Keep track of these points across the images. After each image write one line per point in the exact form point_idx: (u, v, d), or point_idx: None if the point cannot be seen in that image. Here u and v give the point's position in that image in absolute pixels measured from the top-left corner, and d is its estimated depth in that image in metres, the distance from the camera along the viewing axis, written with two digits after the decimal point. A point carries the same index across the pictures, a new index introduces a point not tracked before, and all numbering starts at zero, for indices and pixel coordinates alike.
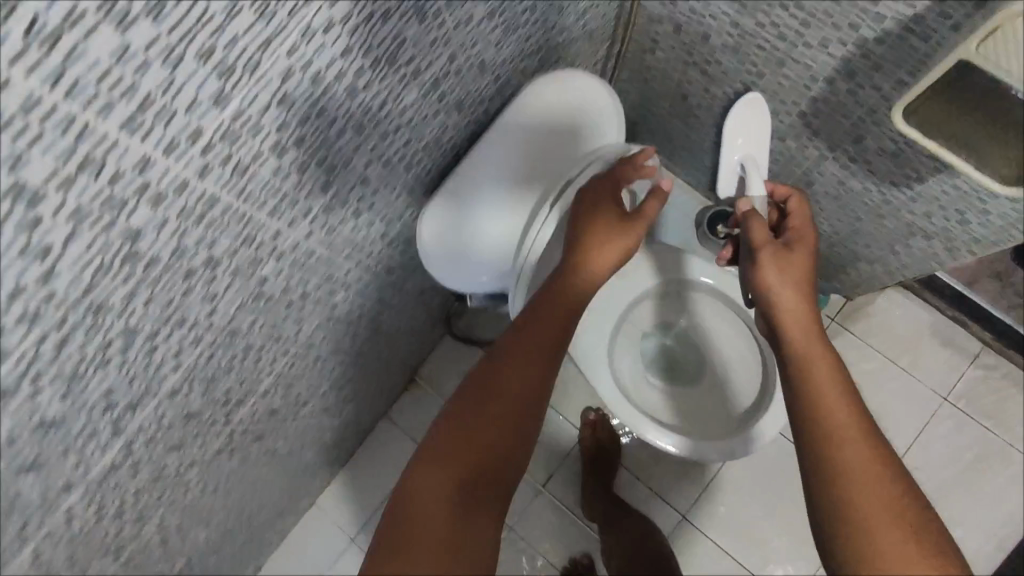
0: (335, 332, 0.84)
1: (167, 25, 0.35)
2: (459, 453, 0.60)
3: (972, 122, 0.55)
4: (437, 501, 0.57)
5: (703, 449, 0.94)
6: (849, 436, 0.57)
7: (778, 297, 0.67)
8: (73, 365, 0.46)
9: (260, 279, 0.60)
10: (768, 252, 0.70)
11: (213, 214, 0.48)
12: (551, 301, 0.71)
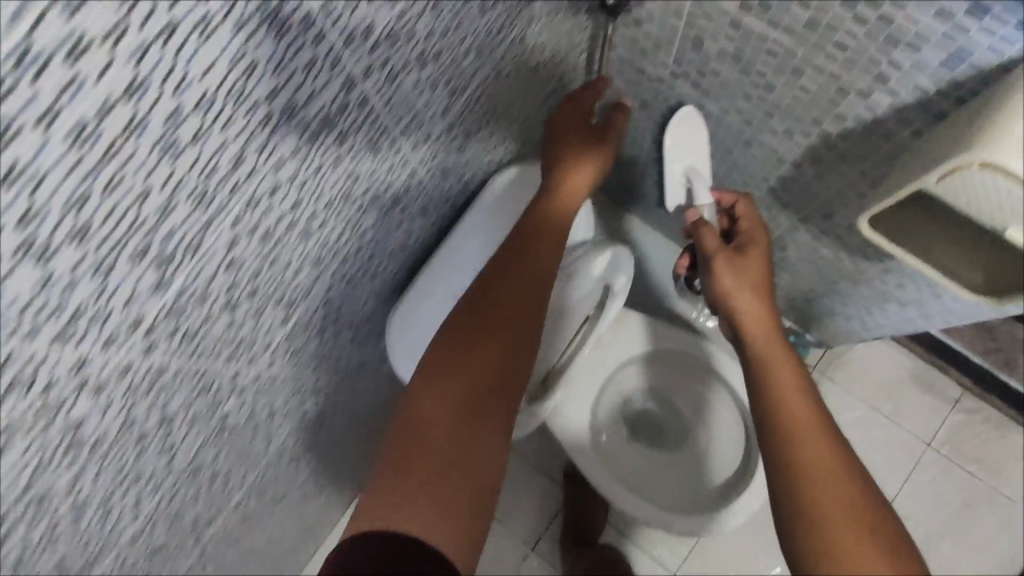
0: (309, 431, 0.82)
1: (94, 243, 0.33)
2: (461, 372, 0.54)
3: (949, 225, 0.54)
4: (437, 419, 0.52)
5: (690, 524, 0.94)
6: (815, 437, 0.58)
7: (734, 303, 0.67)
8: (18, 554, 0.44)
9: (222, 416, 0.58)
10: (721, 257, 0.69)
11: (163, 381, 0.46)
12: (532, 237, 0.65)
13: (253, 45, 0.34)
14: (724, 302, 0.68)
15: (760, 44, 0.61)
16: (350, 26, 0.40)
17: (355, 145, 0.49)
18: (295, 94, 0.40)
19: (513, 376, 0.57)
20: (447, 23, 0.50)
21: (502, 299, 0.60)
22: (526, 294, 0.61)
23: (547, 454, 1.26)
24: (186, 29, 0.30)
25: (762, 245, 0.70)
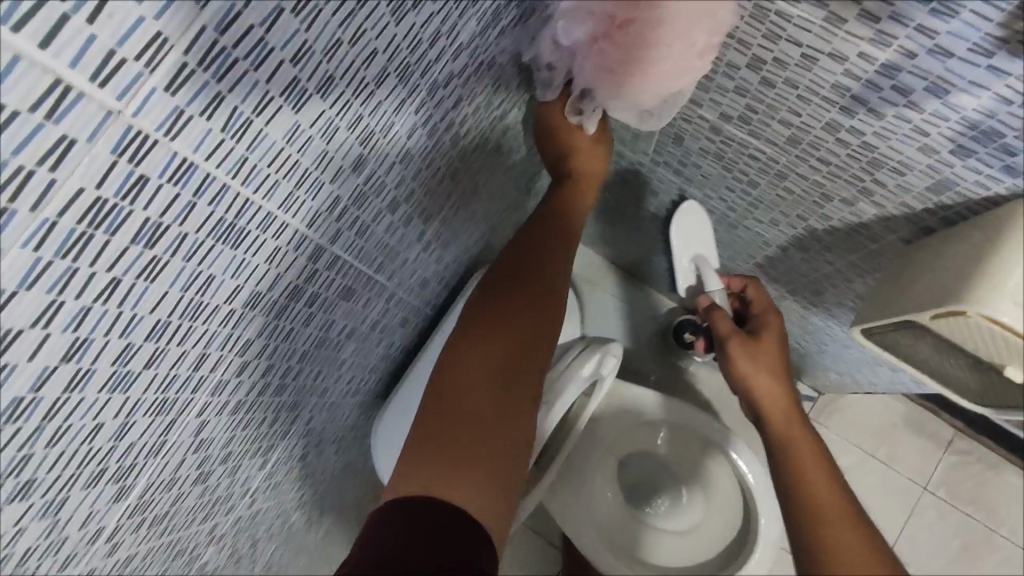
0: (296, 540, 0.79)
1: (40, 492, 0.30)
2: (486, 357, 0.46)
3: (952, 357, 0.51)
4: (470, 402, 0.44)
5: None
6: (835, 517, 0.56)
7: (750, 384, 0.65)
8: None
9: (200, 566, 0.55)
10: (733, 339, 0.68)
11: (132, 567, 0.43)
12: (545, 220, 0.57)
13: (207, 264, 0.32)
14: (742, 385, 0.67)
15: (742, 149, 0.60)
16: (315, 208, 0.38)
17: (328, 298, 0.47)
18: (258, 284, 0.37)
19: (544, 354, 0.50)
20: (419, 164, 0.48)
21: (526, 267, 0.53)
22: (554, 266, 0.54)
23: (544, 518, 1.24)
24: (128, 278, 0.28)
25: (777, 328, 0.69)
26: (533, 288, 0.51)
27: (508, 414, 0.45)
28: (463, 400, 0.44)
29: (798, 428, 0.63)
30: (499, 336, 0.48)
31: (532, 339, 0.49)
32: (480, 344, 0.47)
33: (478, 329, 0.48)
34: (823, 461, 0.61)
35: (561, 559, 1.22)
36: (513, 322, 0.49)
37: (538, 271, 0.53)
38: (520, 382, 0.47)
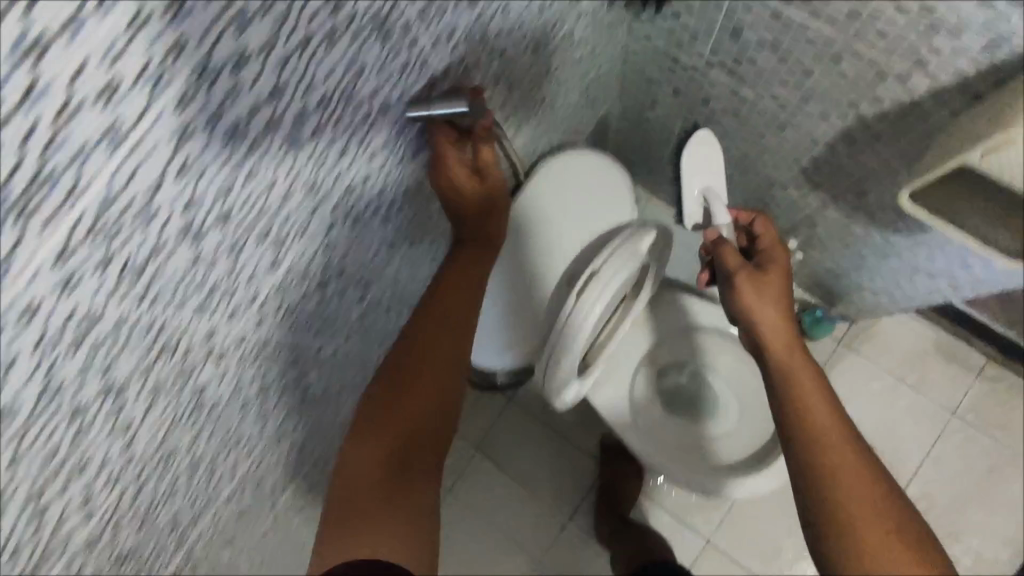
0: None
1: (232, 226, 0.38)
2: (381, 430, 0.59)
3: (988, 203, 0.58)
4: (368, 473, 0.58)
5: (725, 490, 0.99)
6: (844, 459, 0.56)
7: (753, 319, 0.65)
8: (147, 504, 0.50)
9: (306, 386, 0.64)
10: (741, 275, 0.67)
11: (267, 353, 0.51)
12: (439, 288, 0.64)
13: (363, 51, 0.39)
14: (747, 320, 0.66)
15: (799, 34, 0.65)
16: (437, 30, 0.45)
17: (432, 137, 0.54)
18: (388, 93, 0.44)
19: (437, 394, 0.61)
20: (513, 21, 0.54)
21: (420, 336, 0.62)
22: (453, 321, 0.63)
23: (585, 429, 1.32)
24: (315, 40, 0.35)
25: (783, 265, 0.69)
26: (421, 384, 0.60)
27: (397, 494, 0.57)
28: (358, 489, 0.57)
29: (800, 368, 0.63)
30: (384, 433, 0.59)
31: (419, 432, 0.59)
32: (367, 449, 0.58)
33: (370, 424, 0.59)
34: (826, 402, 0.60)
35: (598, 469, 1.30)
36: (399, 418, 0.59)
37: (437, 360, 0.61)
38: (408, 469, 0.59)
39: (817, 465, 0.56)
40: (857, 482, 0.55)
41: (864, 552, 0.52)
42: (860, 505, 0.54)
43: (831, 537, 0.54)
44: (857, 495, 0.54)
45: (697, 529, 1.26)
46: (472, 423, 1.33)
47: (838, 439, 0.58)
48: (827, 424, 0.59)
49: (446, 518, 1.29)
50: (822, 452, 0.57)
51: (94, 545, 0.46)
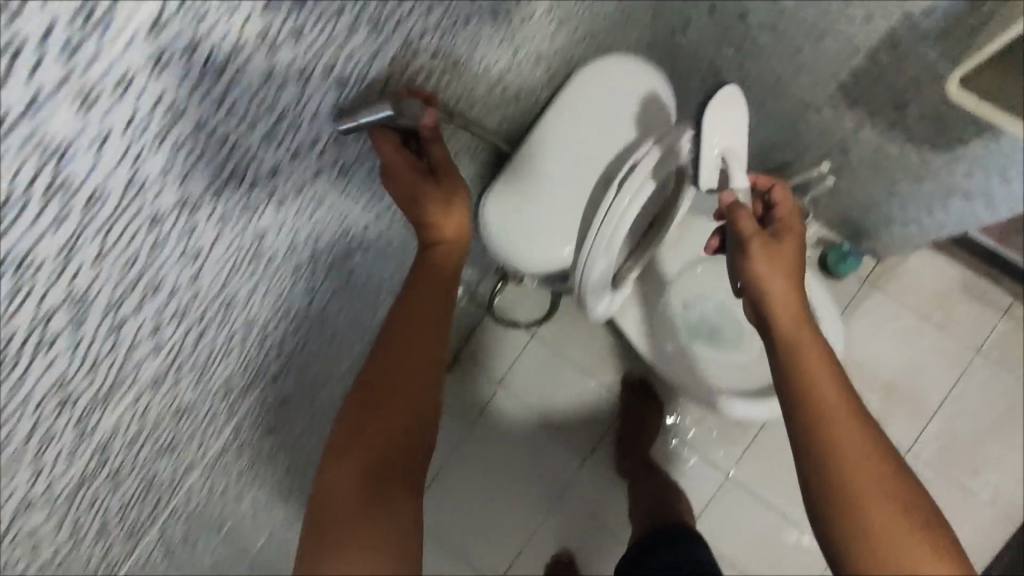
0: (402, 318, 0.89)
1: (304, 46, 0.39)
2: (365, 433, 0.53)
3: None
4: (344, 487, 0.51)
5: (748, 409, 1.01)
6: (858, 447, 0.57)
7: (766, 291, 0.63)
8: (205, 357, 0.51)
9: (351, 268, 0.65)
10: (755, 242, 0.65)
11: (320, 213, 0.53)
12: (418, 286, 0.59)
13: None
14: (757, 290, 0.65)
15: None
16: None
17: None
18: None
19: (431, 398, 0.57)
20: None
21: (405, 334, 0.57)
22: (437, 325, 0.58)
23: (605, 365, 1.34)
24: None
25: (796, 237, 0.68)
26: (399, 390, 0.55)
27: (375, 512, 0.50)
28: (331, 511, 0.50)
29: (811, 344, 0.62)
30: (360, 449, 0.53)
31: (400, 441, 0.54)
32: (344, 463, 0.52)
33: (346, 437, 0.54)
34: (838, 385, 0.60)
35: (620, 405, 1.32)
36: (373, 433, 0.53)
37: (414, 366, 0.56)
38: (385, 483, 0.52)
39: (827, 452, 0.57)
40: (869, 468, 0.56)
41: (874, 540, 0.54)
42: (873, 491, 0.55)
43: (843, 522, 0.55)
44: (870, 482, 0.55)
45: (719, 462, 1.29)
46: (497, 361, 1.35)
47: (850, 421, 0.58)
48: (841, 409, 0.58)
49: (467, 452, 1.32)
50: (834, 438, 0.57)
51: (158, 387, 0.48)
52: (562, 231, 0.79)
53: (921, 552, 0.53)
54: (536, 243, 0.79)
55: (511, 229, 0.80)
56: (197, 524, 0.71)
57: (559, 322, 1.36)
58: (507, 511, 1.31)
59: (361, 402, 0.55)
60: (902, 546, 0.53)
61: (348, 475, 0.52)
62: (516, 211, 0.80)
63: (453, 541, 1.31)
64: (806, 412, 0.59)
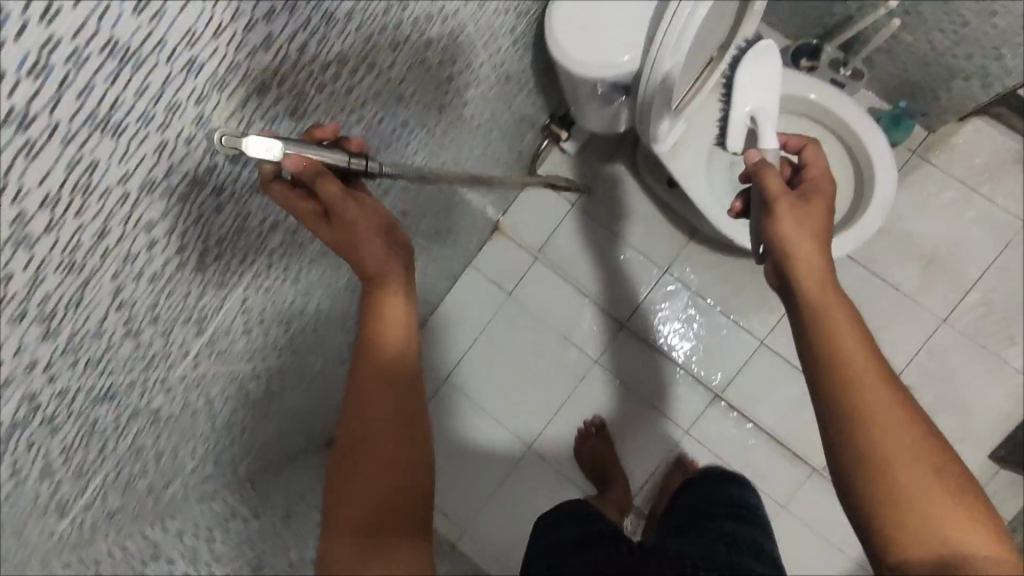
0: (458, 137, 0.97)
1: None
2: (349, 490, 0.61)
3: None
4: (345, 546, 0.58)
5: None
6: (883, 404, 0.63)
7: (790, 249, 0.71)
8: (302, 83, 0.57)
9: (428, 40, 0.73)
10: (782, 203, 0.74)
11: None
12: (367, 353, 0.65)
13: None
14: (783, 248, 0.72)
15: None
16: None
17: None
18: None
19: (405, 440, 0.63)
20: None
21: (365, 402, 0.63)
22: (398, 375, 0.65)
23: (643, 235, 1.40)
24: None
25: (824, 200, 0.75)
26: (379, 439, 0.62)
27: (380, 554, 0.57)
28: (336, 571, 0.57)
29: (833, 303, 0.69)
30: (354, 505, 0.60)
31: (390, 488, 0.61)
32: (340, 520, 0.59)
33: (338, 494, 0.61)
34: (864, 345, 0.66)
35: (659, 273, 1.39)
36: (364, 480, 0.61)
37: (382, 425, 0.63)
38: (382, 526, 0.59)
39: (850, 414, 0.63)
40: (892, 423, 0.62)
41: (900, 502, 0.59)
42: (896, 443, 0.61)
43: (867, 476, 0.61)
44: (894, 436, 0.61)
45: (751, 329, 1.36)
46: (537, 229, 1.42)
47: (875, 379, 0.64)
48: (867, 367, 0.64)
49: (503, 327, 1.41)
50: (856, 396, 0.63)
51: (265, 94, 0.54)
52: (622, 37, 0.80)
53: (944, 497, 0.59)
54: (594, 48, 0.81)
55: (578, 30, 0.82)
56: (272, 301, 0.80)
57: (596, 193, 1.41)
58: (543, 380, 1.40)
59: (346, 468, 0.62)
60: (925, 492, 0.59)
61: (342, 543, 0.58)
62: (583, 13, 0.82)
63: (491, 407, 1.41)
64: (832, 374, 0.65)
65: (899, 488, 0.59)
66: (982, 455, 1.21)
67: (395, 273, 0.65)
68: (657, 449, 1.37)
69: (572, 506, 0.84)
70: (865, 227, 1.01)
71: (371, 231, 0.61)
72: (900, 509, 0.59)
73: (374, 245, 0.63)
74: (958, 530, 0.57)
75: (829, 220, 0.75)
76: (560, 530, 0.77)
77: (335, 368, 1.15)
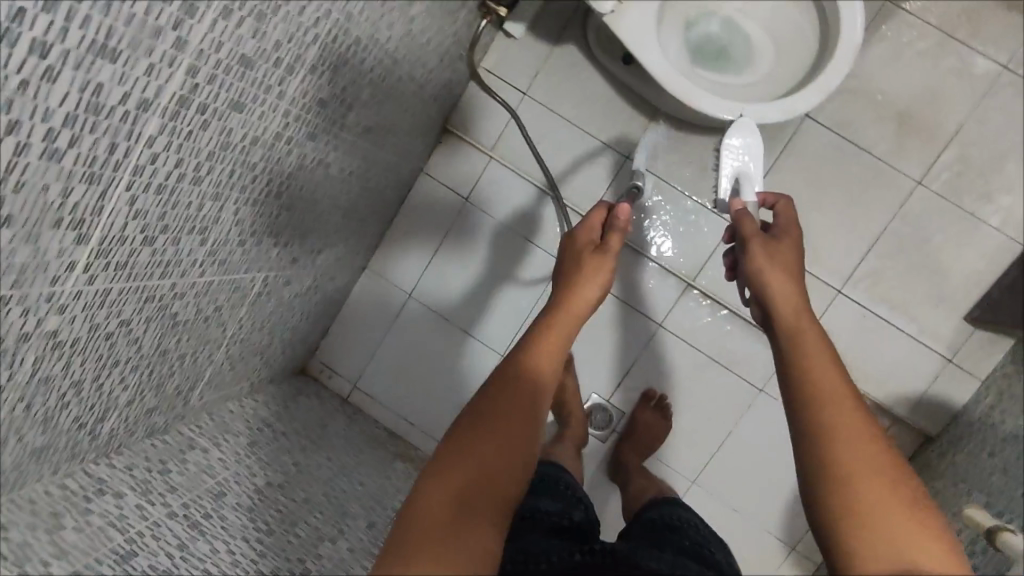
0: (385, 15, 0.86)
1: None
2: (459, 459, 0.70)
3: None
4: (441, 501, 0.66)
5: (766, 113, 0.97)
6: (853, 427, 0.64)
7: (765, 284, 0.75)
8: None
9: None
10: (755, 240, 0.79)
11: None
12: (524, 362, 0.84)
13: None
14: (759, 285, 0.77)
15: None
16: None
17: None
18: None
19: (516, 438, 0.74)
20: None
21: (509, 398, 0.77)
22: (531, 395, 0.79)
23: (603, 121, 1.31)
24: None
25: (795, 242, 0.80)
26: (503, 427, 0.74)
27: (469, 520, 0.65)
28: (433, 511, 0.65)
29: (807, 334, 0.72)
30: (460, 471, 0.69)
31: (494, 469, 0.70)
32: (442, 478, 0.68)
33: (444, 461, 0.70)
34: (836, 376, 0.68)
35: (622, 161, 1.32)
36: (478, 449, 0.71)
37: (516, 420, 0.75)
38: (479, 500, 0.67)
39: (819, 439, 0.65)
40: (858, 449, 0.63)
41: (861, 526, 0.60)
42: (862, 464, 0.62)
43: (834, 495, 0.62)
44: (863, 458, 0.63)
45: (720, 210, 1.30)
46: (483, 127, 1.38)
47: (848, 406, 0.66)
48: (838, 391, 0.67)
49: (459, 239, 1.41)
50: (829, 416, 0.65)
51: None
52: None
53: (907, 522, 0.59)
54: None
55: None
56: (172, 215, 0.68)
57: (548, 82, 1.32)
58: (509, 288, 1.39)
59: (462, 439, 0.72)
60: (890, 517, 0.59)
61: (442, 488, 0.67)
62: None
63: (462, 321, 1.42)
64: (805, 395, 0.68)
65: (857, 503, 0.61)
66: (957, 318, 1.21)
67: (575, 327, 0.92)
68: (630, 344, 1.35)
69: (542, 499, 0.80)
70: (830, 77, 0.95)
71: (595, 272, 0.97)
72: (861, 525, 0.60)
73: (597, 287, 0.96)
74: (921, 554, 0.57)
75: (801, 261, 0.79)
76: (531, 531, 0.72)
77: (280, 292, 1.07)
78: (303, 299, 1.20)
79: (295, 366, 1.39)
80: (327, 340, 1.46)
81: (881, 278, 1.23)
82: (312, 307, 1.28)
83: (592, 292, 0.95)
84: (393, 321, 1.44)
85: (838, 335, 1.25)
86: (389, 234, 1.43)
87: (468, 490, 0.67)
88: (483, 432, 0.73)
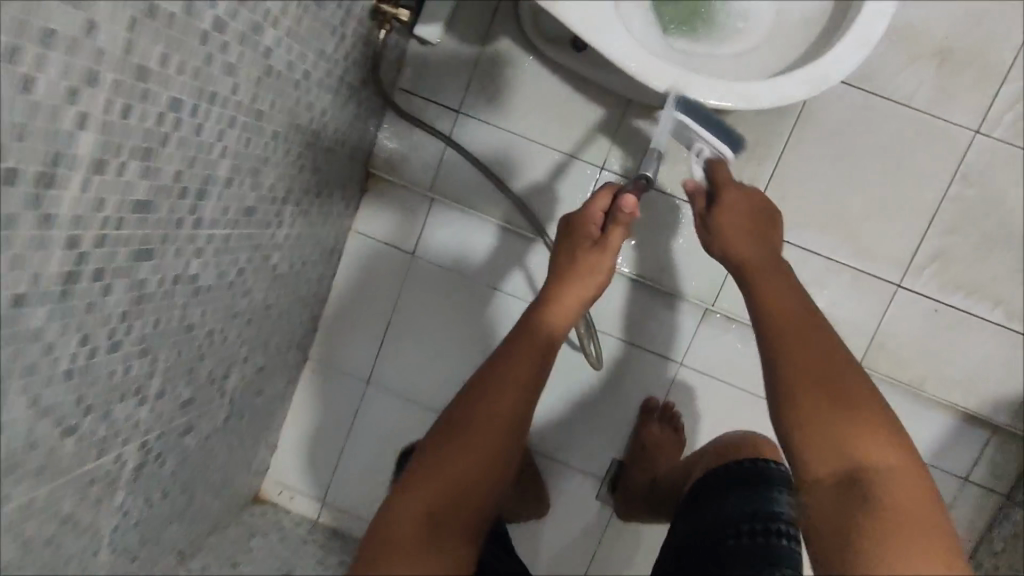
0: (221, 62, 0.58)
1: None
2: (430, 474, 0.63)
3: None
4: (411, 521, 0.61)
5: (790, 89, 0.69)
6: (816, 356, 0.65)
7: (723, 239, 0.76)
8: None
9: None
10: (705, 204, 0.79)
11: None
12: (516, 359, 0.70)
13: None
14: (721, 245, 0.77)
15: None
16: None
17: None
18: None
19: (499, 447, 0.65)
20: None
21: (492, 402, 0.67)
22: (521, 399, 0.68)
23: (563, 130, 1.05)
24: None
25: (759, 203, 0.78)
26: (489, 436, 0.65)
27: (440, 539, 0.60)
28: (401, 532, 0.60)
29: (771, 277, 0.72)
30: (433, 484, 0.63)
31: (474, 479, 0.63)
32: (414, 497, 0.62)
33: (417, 476, 0.64)
34: (800, 312, 0.69)
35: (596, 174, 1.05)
36: (456, 463, 0.64)
37: (502, 425, 0.66)
38: (451, 520, 0.62)
39: (787, 366, 0.65)
40: (822, 369, 0.64)
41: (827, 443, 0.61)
42: (828, 386, 0.63)
43: (798, 411, 0.63)
44: (818, 379, 0.64)
45: None
46: (417, 164, 1.10)
47: (813, 334, 0.67)
48: (794, 319, 0.68)
49: (416, 301, 1.14)
50: (785, 344, 0.66)
51: None
52: None
53: (865, 430, 0.61)
54: None
55: None
56: None
57: (487, 95, 1.06)
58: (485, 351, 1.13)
59: (436, 451, 0.65)
60: (853, 436, 0.61)
61: (413, 507, 0.61)
62: None
63: (436, 402, 1.15)
64: (768, 327, 0.68)
65: (817, 421, 0.62)
66: None
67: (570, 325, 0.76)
68: (648, 392, 1.11)
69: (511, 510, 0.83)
70: (872, 22, 0.69)
71: (592, 266, 0.76)
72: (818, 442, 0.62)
73: (594, 286, 0.76)
74: (866, 455, 0.60)
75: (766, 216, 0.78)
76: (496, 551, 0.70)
77: (183, 442, 0.80)
78: (226, 430, 0.93)
79: (243, 498, 1.11)
80: (279, 455, 1.18)
81: (949, 262, 0.97)
82: (246, 431, 1.00)
83: (586, 295, 0.76)
84: (354, 417, 1.17)
85: (908, 342, 0.99)
86: (326, 316, 1.16)
87: (439, 507, 0.61)
88: (461, 443, 0.65)
